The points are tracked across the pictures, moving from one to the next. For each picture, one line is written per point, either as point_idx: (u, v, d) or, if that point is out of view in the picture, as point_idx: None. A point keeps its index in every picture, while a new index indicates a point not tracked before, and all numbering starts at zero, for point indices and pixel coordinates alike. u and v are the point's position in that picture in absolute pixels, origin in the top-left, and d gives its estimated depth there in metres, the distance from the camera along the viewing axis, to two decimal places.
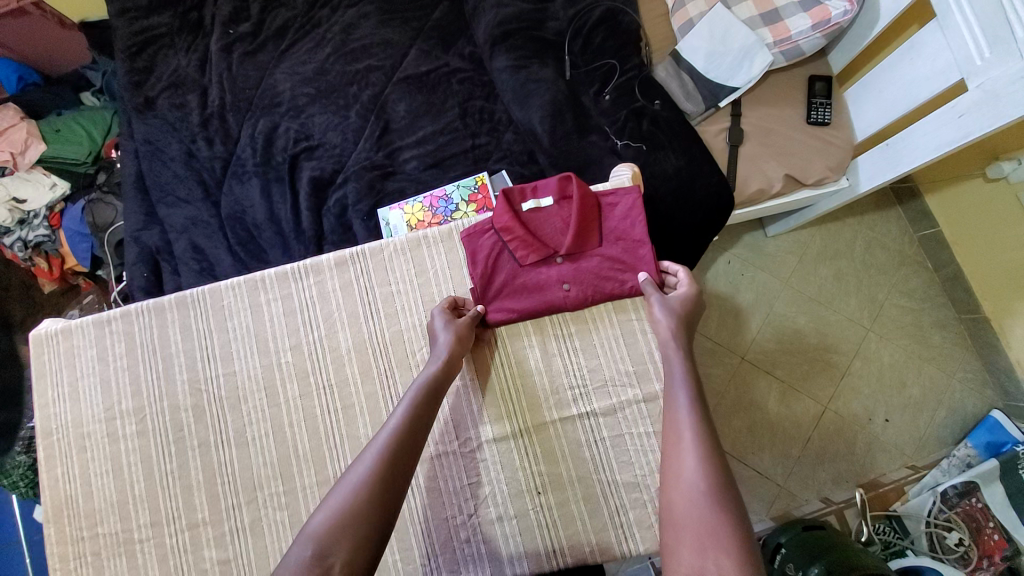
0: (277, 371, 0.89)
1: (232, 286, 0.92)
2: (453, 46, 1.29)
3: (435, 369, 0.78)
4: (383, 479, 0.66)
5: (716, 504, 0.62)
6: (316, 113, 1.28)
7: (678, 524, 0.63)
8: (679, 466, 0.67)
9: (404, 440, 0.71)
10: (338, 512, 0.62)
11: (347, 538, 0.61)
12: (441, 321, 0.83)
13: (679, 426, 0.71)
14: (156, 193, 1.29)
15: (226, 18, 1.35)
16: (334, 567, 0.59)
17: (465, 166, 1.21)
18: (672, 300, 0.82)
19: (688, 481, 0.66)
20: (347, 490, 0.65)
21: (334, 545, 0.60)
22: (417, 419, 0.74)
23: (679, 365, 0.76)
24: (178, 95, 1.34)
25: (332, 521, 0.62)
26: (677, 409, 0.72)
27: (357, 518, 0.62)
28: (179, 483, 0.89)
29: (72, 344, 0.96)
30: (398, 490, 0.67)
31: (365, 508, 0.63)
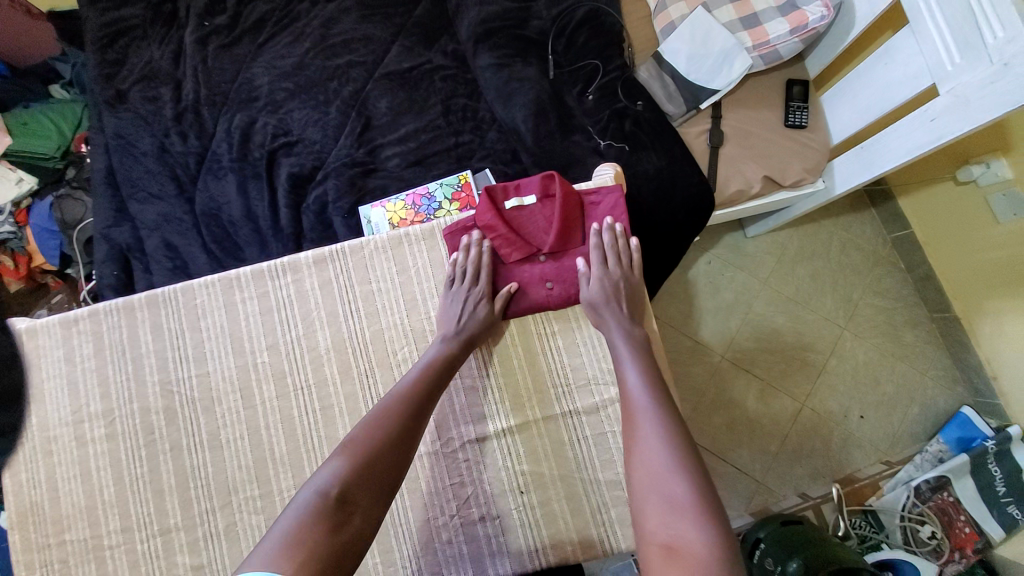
0: (253, 371, 0.87)
1: (205, 284, 0.89)
2: (436, 42, 1.27)
3: (450, 345, 0.80)
4: (396, 438, 0.69)
5: (681, 473, 0.63)
6: (295, 109, 1.26)
7: (649, 499, 0.63)
8: (642, 442, 0.68)
9: (415, 403, 0.74)
10: (352, 464, 0.64)
11: (362, 489, 0.63)
12: (478, 293, 0.83)
13: (636, 403, 0.72)
14: (126, 189, 1.25)
15: (202, 10, 1.31)
16: (353, 511, 0.60)
17: (447, 164, 1.21)
18: (600, 289, 0.81)
19: (653, 455, 0.66)
20: (360, 446, 0.67)
21: (351, 493, 0.62)
22: (430, 384, 0.77)
23: (629, 343, 0.78)
24: (151, 88, 1.30)
25: (347, 468, 0.64)
26: (630, 386, 0.74)
27: (369, 472, 0.65)
28: (151, 487, 0.86)
29: (37, 344, 0.92)
30: (408, 448, 0.70)
31: (380, 458, 0.66)
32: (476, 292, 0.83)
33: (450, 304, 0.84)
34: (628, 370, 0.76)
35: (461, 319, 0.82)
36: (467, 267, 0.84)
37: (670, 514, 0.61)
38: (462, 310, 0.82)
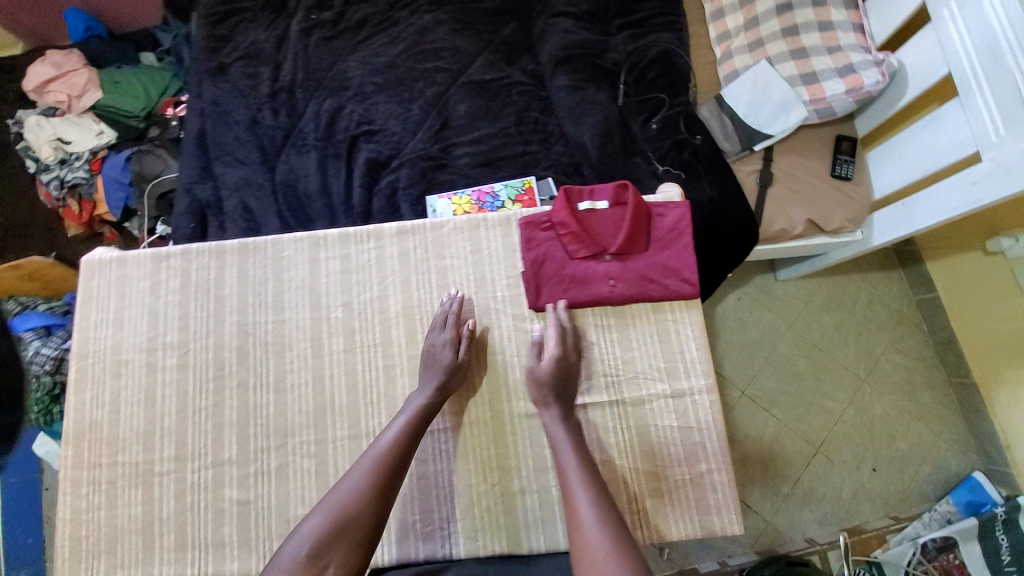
0: (326, 325, 0.93)
1: (296, 240, 0.96)
2: (518, 60, 1.39)
3: (433, 395, 0.83)
4: (374, 493, 0.74)
5: (619, 557, 0.65)
6: (381, 101, 1.39)
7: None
8: (578, 525, 0.70)
9: (396, 455, 0.78)
10: (327, 522, 0.70)
11: (337, 545, 0.70)
12: (449, 347, 0.86)
13: (572, 483, 0.74)
14: (214, 151, 1.36)
15: (312, 4, 1.46)
16: (328, 567, 0.68)
17: (514, 169, 1.31)
18: (545, 364, 0.84)
19: (590, 539, 0.68)
20: (340, 503, 0.73)
21: (326, 547, 0.69)
22: (412, 434, 0.80)
23: (566, 422, 0.81)
24: (251, 66, 1.42)
25: (323, 527, 0.70)
26: (568, 468, 0.76)
27: (344, 529, 0.70)
28: (212, 421, 0.90)
29: (125, 273, 0.97)
30: (387, 500, 0.75)
31: (357, 516, 0.72)
32: (442, 344, 0.86)
33: (425, 356, 0.87)
34: (565, 450, 0.78)
35: (433, 373, 0.84)
36: (440, 322, 0.88)
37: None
38: (435, 358, 0.85)
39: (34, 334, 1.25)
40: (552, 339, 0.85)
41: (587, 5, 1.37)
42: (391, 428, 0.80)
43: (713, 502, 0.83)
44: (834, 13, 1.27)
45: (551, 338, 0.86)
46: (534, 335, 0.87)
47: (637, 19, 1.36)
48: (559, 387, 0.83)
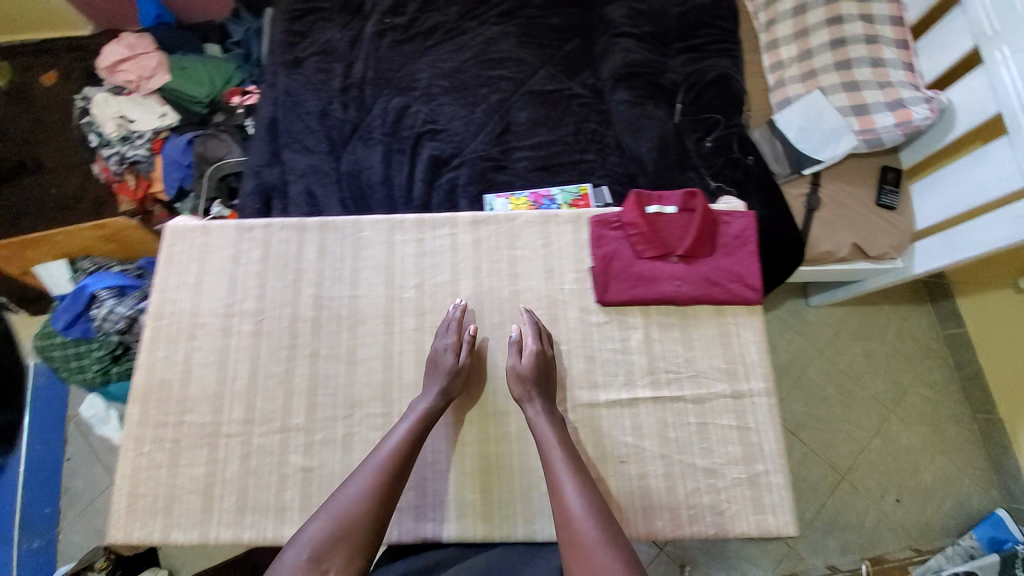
0: (398, 303, 0.97)
1: (374, 222, 1.01)
2: (579, 74, 1.47)
3: (436, 400, 0.85)
4: (377, 495, 0.74)
5: (610, 540, 0.68)
6: (446, 103, 1.47)
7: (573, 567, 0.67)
8: (563, 512, 0.72)
9: (399, 457, 0.79)
10: (329, 525, 0.70)
11: (338, 549, 0.68)
12: (460, 355, 0.88)
13: (556, 472, 0.76)
14: (285, 139, 1.43)
15: (386, 10, 1.56)
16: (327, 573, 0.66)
17: (570, 175, 1.37)
18: (525, 361, 0.86)
19: (579, 524, 0.70)
20: (341, 505, 0.72)
21: (326, 552, 0.68)
22: (414, 437, 0.81)
23: (548, 415, 0.83)
24: (325, 61, 1.52)
25: (325, 530, 0.69)
26: (552, 457, 0.78)
27: (346, 532, 0.70)
28: (282, 387, 0.92)
29: (209, 240, 1.02)
30: (389, 501, 0.75)
31: (360, 518, 0.71)
32: (452, 352, 0.88)
33: (432, 362, 0.89)
34: (548, 441, 0.80)
35: (441, 379, 0.86)
36: (448, 330, 0.90)
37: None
38: (445, 365, 0.87)
39: (109, 293, 1.08)
40: (531, 336, 0.89)
41: (648, 29, 1.46)
42: (395, 432, 0.81)
43: (768, 502, 0.85)
44: (885, 51, 1.34)
45: (528, 335, 0.90)
46: (513, 333, 0.91)
47: (694, 45, 1.45)
48: (540, 383, 0.86)
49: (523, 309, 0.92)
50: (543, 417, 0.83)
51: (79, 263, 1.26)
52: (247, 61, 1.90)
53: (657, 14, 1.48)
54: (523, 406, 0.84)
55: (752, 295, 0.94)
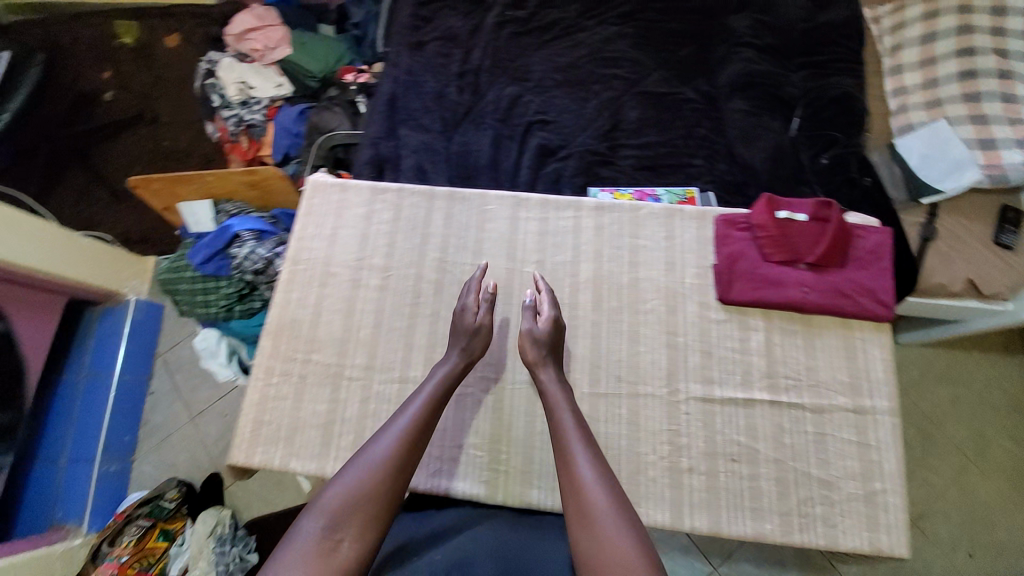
0: (519, 276, 1.00)
1: (501, 197, 1.05)
2: (692, 81, 1.49)
3: (453, 365, 0.89)
4: (392, 468, 0.78)
5: (617, 510, 0.71)
6: (557, 96, 1.51)
7: (579, 532, 0.71)
8: (574, 481, 0.75)
9: (414, 426, 0.82)
10: (346, 496, 0.74)
11: (353, 519, 0.73)
12: (481, 313, 0.93)
13: (567, 443, 0.79)
14: (402, 115, 1.52)
15: (508, 4, 1.63)
16: (343, 541, 0.71)
17: (676, 178, 1.37)
18: (542, 326, 0.91)
19: (590, 492, 0.73)
20: (357, 479, 0.76)
21: (342, 522, 0.72)
22: (430, 404, 0.85)
23: (559, 383, 0.87)
24: (446, 46, 1.60)
25: (341, 501, 0.74)
26: (559, 428, 0.81)
27: (364, 501, 0.74)
28: (403, 339, 0.97)
29: (345, 197, 1.09)
30: (404, 470, 0.79)
31: (376, 489, 0.75)
32: (482, 313, 0.93)
33: (457, 324, 0.93)
34: (559, 410, 0.83)
35: (464, 340, 0.91)
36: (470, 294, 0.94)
37: (593, 549, 0.68)
38: (470, 326, 0.92)
39: (250, 236, 1.16)
40: (547, 303, 0.93)
41: (771, 41, 1.48)
42: (414, 401, 0.84)
43: (883, 521, 0.85)
44: (1018, 88, 1.32)
45: (543, 302, 0.94)
46: (528, 298, 0.94)
47: (813, 63, 1.45)
48: (552, 351, 0.90)
49: (537, 276, 0.96)
50: (557, 388, 0.86)
51: (223, 206, 1.24)
52: (358, 44, 2.04)
53: (781, 28, 1.49)
54: (537, 372, 0.87)
55: (883, 311, 0.94)
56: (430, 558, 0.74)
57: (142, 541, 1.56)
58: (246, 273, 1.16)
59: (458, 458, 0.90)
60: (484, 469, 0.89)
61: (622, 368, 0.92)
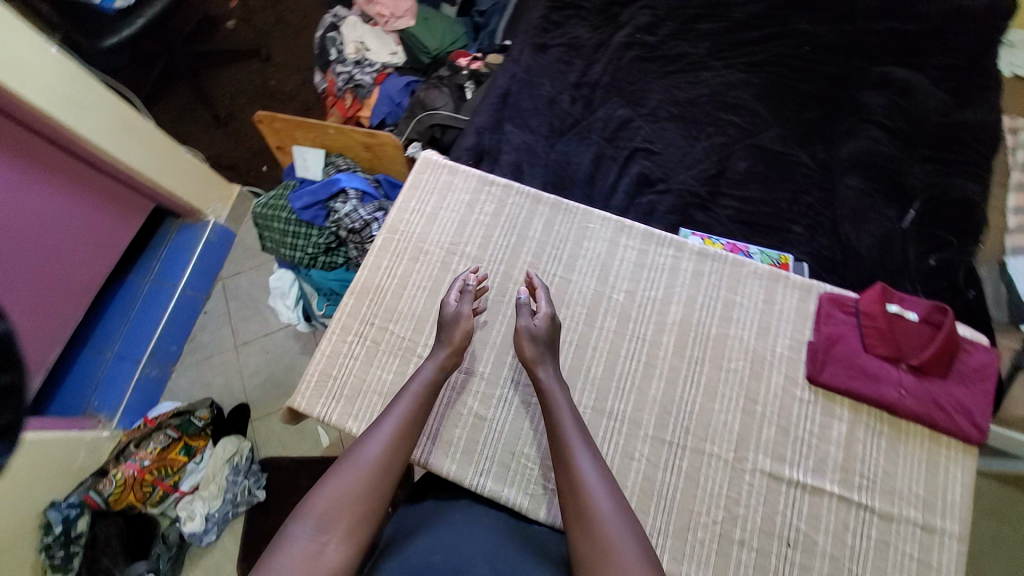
0: (605, 300, 0.99)
1: (605, 218, 1.04)
2: (809, 146, 1.45)
3: (441, 349, 0.90)
4: (383, 471, 0.77)
5: (620, 513, 0.70)
6: (668, 128, 1.49)
7: (578, 535, 0.69)
8: (574, 482, 0.74)
9: (407, 429, 0.82)
10: (335, 497, 0.73)
11: (340, 522, 0.71)
12: (466, 307, 0.94)
13: (566, 443, 0.78)
14: (512, 112, 1.53)
15: (640, 26, 1.63)
16: (328, 546, 0.69)
17: (771, 241, 1.35)
18: (539, 322, 0.91)
19: (592, 495, 0.71)
20: (349, 480, 0.75)
21: (330, 523, 0.71)
22: (423, 394, 0.85)
23: (558, 382, 0.86)
24: (569, 54, 1.61)
25: (331, 504, 0.72)
26: (559, 427, 0.80)
27: (352, 503, 0.73)
28: (479, 333, 0.99)
29: (452, 179, 1.10)
30: (393, 475, 0.78)
31: (367, 493, 0.75)
32: (466, 306, 0.94)
33: (445, 317, 0.93)
34: (558, 409, 0.82)
35: (452, 334, 0.91)
36: (459, 291, 0.94)
37: (594, 550, 0.66)
38: (455, 318, 0.92)
39: (353, 196, 1.21)
40: (542, 300, 0.93)
41: (901, 126, 1.42)
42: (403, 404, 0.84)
43: None
44: None
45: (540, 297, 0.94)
46: (522, 296, 0.94)
47: (939, 158, 1.38)
48: (549, 348, 0.89)
49: (533, 273, 0.96)
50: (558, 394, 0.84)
51: (333, 160, 1.28)
52: (476, 34, 2.07)
53: (915, 115, 1.43)
54: (536, 369, 0.86)
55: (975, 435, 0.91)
56: (424, 558, 0.68)
57: (165, 451, 1.64)
58: (339, 229, 1.20)
59: (510, 465, 0.91)
60: (533, 483, 0.89)
61: (692, 421, 0.91)
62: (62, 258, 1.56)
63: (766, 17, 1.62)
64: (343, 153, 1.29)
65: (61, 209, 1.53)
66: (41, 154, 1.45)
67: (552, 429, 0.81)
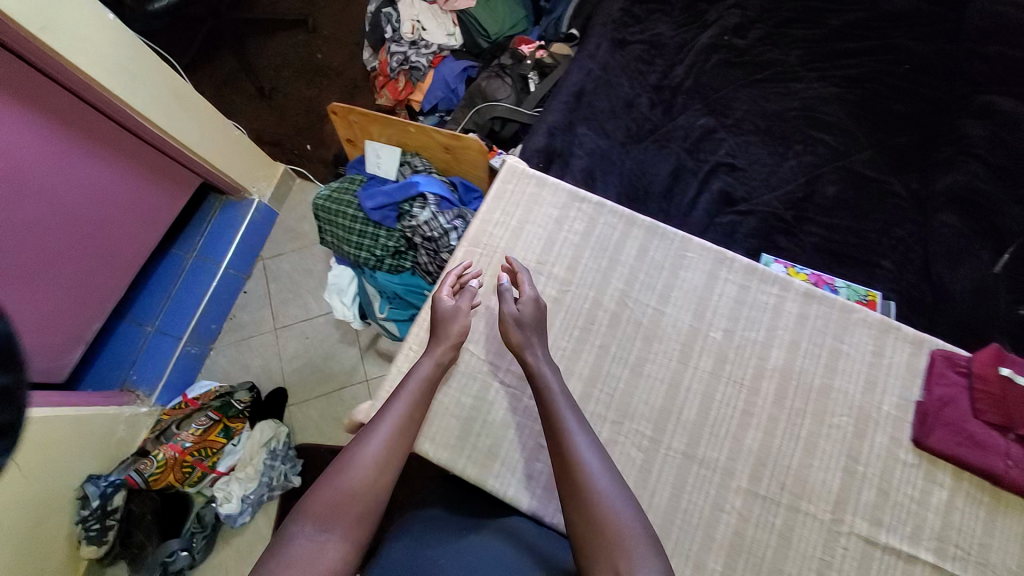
0: (701, 339, 0.93)
1: (705, 248, 0.97)
2: (902, 173, 1.35)
3: (433, 345, 0.91)
4: (380, 465, 0.78)
5: (619, 493, 0.70)
6: (753, 143, 1.40)
7: (575, 516, 0.68)
8: (569, 462, 0.73)
9: (401, 422, 0.83)
10: (333, 493, 0.74)
11: (340, 520, 0.72)
12: (464, 302, 0.93)
13: (561, 427, 0.77)
14: (586, 112, 1.44)
15: (729, 27, 1.51)
16: (330, 544, 0.70)
17: (857, 275, 1.28)
18: (526, 305, 0.90)
19: (590, 476, 0.71)
20: (347, 474, 0.77)
21: (330, 521, 0.71)
22: (419, 389, 0.87)
23: (550, 365, 0.85)
24: (650, 53, 1.51)
25: (329, 501, 0.73)
26: (552, 410, 0.79)
27: (353, 499, 0.74)
28: (564, 364, 0.93)
29: (540, 192, 1.04)
30: (390, 468, 0.79)
31: (363, 487, 0.75)
32: (465, 302, 0.93)
33: (442, 313, 0.92)
34: (549, 390, 0.82)
35: (449, 329, 0.91)
36: (454, 287, 0.94)
37: (594, 531, 0.66)
38: (452, 312, 0.92)
39: (432, 202, 1.18)
40: (526, 282, 0.92)
41: (1005, 161, 1.32)
42: (398, 399, 0.85)
43: None
44: None
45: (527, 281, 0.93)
46: (503, 283, 0.92)
47: None
48: (537, 331, 0.89)
49: (518, 255, 0.95)
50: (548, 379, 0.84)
51: (410, 158, 1.25)
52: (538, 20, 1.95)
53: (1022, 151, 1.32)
54: (524, 353, 0.86)
55: None
56: (434, 560, 0.72)
57: (206, 433, 1.61)
58: (416, 236, 1.16)
59: (534, 474, 0.89)
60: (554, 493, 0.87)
61: (789, 477, 0.87)
62: (103, 232, 1.50)
63: (866, 28, 1.50)
64: (421, 152, 1.25)
65: (100, 181, 1.45)
66: (89, 125, 1.37)
67: (545, 410, 0.80)
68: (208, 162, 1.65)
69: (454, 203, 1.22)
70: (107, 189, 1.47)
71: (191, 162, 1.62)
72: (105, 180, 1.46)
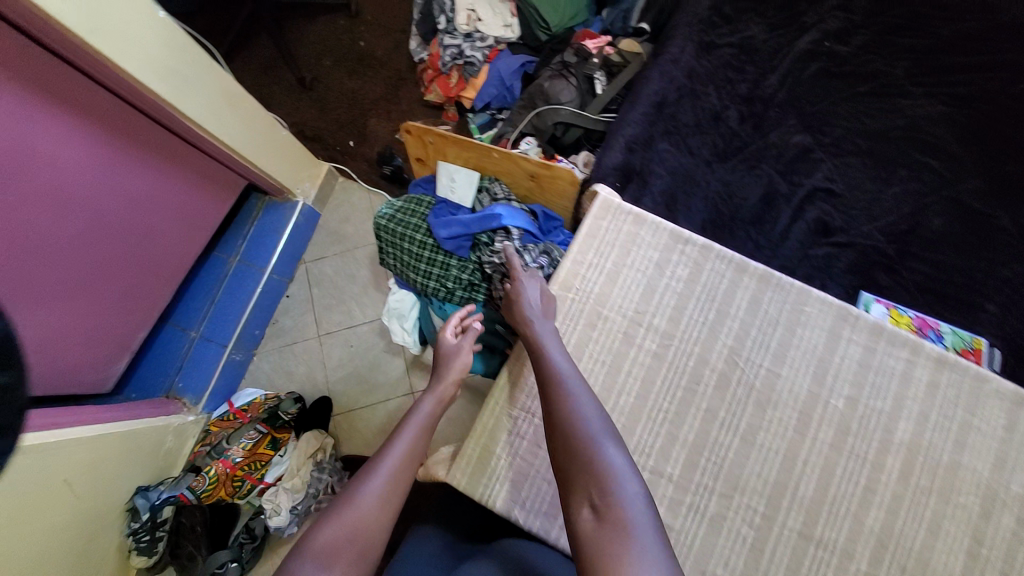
0: (821, 407, 0.86)
1: (827, 303, 0.91)
2: (1018, 207, 1.21)
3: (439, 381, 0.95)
4: (385, 495, 0.75)
5: (605, 436, 0.72)
6: (852, 165, 1.27)
7: (562, 459, 0.71)
8: (554, 407, 0.76)
9: (410, 449, 0.82)
10: (338, 518, 0.71)
11: (341, 556, 0.68)
12: (466, 342, 1.01)
13: (552, 383, 0.80)
14: (669, 125, 1.32)
15: (830, 32, 1.37)
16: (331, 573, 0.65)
17: (966, 320, 1.16)
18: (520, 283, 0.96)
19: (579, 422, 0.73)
20: (350, 501, 0.74)
21: (334, 556, 0.67)
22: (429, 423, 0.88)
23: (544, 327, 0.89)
24: (740, 59, 1.37)
25: (334, 530, 0.70)
26: (544, 367, 0.82)
27: (358, 531, 0.70)
28: (667, 428, 0.87)
29: (637, 230, 0.98)
30: (395, 500, 0.76)
31: (368, 519, 0.72)
32: (466, 341, 1.01)
33: (446, 353, 1.01)
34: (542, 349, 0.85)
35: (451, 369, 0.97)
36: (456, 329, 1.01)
37: (579, 470, 0.68)
38: (456, 352, 1.00)
39: (516, 236, 1.12)
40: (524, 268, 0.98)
41: None
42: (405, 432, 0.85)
43: None
44: None
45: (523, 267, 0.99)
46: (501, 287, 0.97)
47: None
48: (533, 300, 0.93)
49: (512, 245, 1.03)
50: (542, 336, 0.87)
51: (489, 184, 1.25)
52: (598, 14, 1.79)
53: None
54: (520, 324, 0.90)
55: None
56: None
57: (255, 446, 1.58)
58: (496, 273, 1.11)
59: None
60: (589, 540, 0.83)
61: (912, 563, 0.80)
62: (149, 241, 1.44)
63: (988, 37, 1.32)
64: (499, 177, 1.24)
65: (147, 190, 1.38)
66: (138, 132, 1.30)
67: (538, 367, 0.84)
68: (258, 164, 1.56)
69: (536, 234, 1.17)
70: (154, 198, 1.40)
71: (236, 165, 1.54)
72: (151, 189, 1.39)
